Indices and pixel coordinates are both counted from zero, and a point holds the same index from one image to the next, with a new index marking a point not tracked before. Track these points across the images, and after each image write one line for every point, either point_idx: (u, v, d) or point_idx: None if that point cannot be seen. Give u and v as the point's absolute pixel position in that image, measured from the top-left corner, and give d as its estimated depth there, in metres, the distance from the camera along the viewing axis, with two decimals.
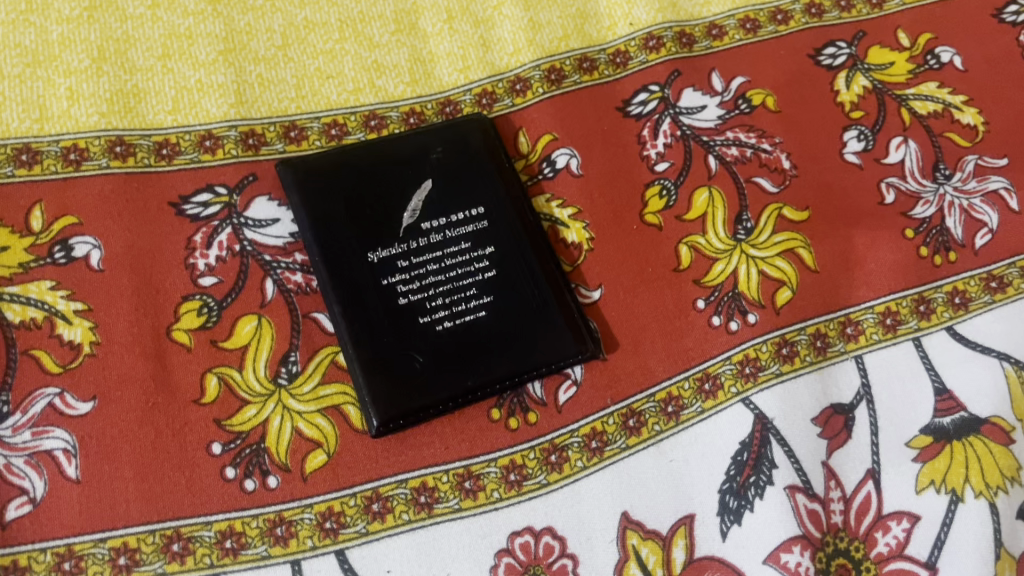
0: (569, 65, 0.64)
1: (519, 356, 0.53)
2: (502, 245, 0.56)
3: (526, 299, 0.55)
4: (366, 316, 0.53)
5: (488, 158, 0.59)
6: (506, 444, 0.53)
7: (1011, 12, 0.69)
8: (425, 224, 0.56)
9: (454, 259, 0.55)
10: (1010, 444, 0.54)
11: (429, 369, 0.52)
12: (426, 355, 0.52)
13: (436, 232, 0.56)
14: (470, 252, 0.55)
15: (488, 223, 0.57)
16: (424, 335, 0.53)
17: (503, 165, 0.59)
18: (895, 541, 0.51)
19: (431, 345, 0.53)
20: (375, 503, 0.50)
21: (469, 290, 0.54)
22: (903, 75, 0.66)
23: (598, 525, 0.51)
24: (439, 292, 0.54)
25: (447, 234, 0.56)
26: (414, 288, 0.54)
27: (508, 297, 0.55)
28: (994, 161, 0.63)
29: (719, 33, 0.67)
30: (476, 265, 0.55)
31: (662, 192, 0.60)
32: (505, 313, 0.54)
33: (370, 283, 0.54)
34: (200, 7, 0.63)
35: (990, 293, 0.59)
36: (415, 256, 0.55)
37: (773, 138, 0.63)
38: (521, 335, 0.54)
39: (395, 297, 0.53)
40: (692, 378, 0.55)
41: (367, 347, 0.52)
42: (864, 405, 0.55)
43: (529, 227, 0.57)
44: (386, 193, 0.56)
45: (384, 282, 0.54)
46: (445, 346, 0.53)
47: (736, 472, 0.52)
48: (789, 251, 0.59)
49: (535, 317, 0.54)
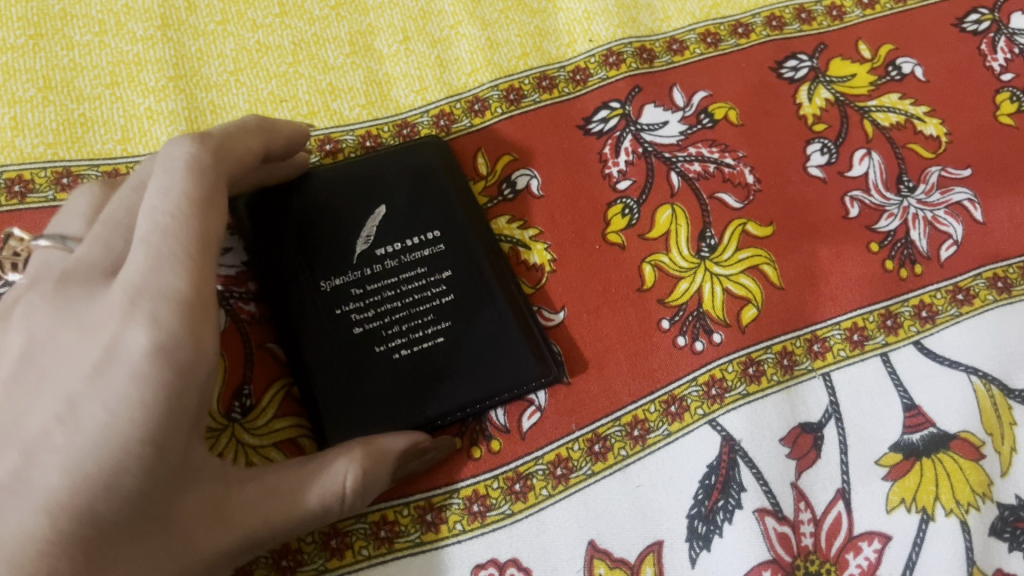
0: (527, 84, 0.63)
1: (480, 382, 0.52)
2: (460, 268, 0.55)
3: (485, 322, 0.53)
4: (320, 346, 0.51)
5: (444, 179, 0.58)
6: (468, 475, 0.51)
7: (972, 21, 0.68)
8: (379, 250, 0.54)
9: (411, 284, 0.54)
10: (980, 459, 0.54)
11: (386, 398, 0.51)
12: (382, 385, 0.51)
13: (391, 258, 0.54)
14: (427, 276, 0.54)
15: (445, 246, 0.55)
16: (381, 364, 0.51)
17: (459, 188, 0.58)
18: (866, 561, 0.51)
19: (389, 373, 0.51)
20: (333, 539, 0.49)
21: (426, 316, 0.53)
22: (865, 87, 0.65)
23: (564, 555, 0.50)
24: (395, 319, 0.53)
25: (402, 259, 0.54)
26: (369, 316, 0.53)
27: (467, 321, 0.53)
28: (957, 171, 0.62)
29: (679, 48, 0.66)
30: (433, 290, 0.54)
31: (624, 211, 0.59)
32: (465, 338, 0.53)
33: (324, 312, 0.52)
34: (149, 32, 0.61)
35: (957, 305, 0.58)
36: (370, 284, 0.53)
37: (736, 152, 0.62)
38: (482, 360, 0.52)
39: (349, 325, 0.52)
40: (658, 401, 0.54)
41: (322, 379, 0.51)
42: (833, 423, 0.54)
43: (487, 250, 0.56)
44: (339, 218, 0.55)
45: (338, 311, 0.52)
46: (403, 374, 0.51)
47: (704, 497, 0.51)
48: (755, 268, 0.58)
49: (495, 339, 0.53)
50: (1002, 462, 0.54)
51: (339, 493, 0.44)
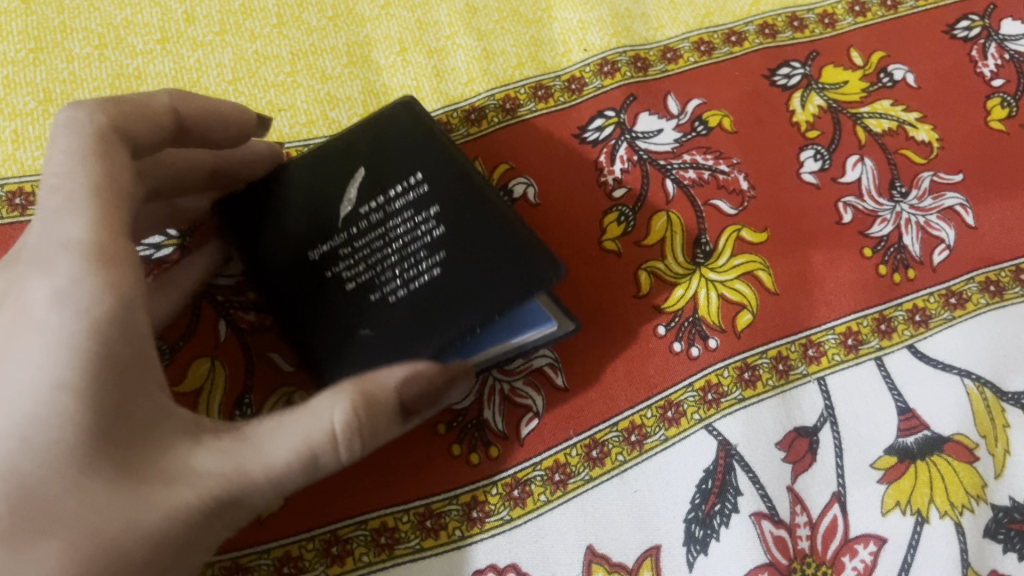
0: (523, 93, 0.64)
1: (484, 302, 0.47)
2: (447, 201, 0.50)
3: (481, 246, 0.48)
4: (318, 314, 0.49)
5: (418, 122, 0.53)
6: (467, 481, 0.52)
7: (962, 28, 0.69)
8: (361, 207, 0.51)
9: (399, 231, 0.50)
10: (974, 461, 0.54)
11: (390, 349, 0.47)
12: (386, 335, 0.47)
13: (374, 211, 0.50)
14: (414, 218, 0.50)
15: (428, 185, 0.51)
16: (380, 316, 0.48)
17: (433, 129, 0.53)
18: (862, 564, 0.51)
19: (388, 322, 0.48)
20: (334, 546, 0.50)
21: (420, 255, 0.49)
22: (857, 94, 0.66)
23: (563, 559, 0.50)
24: (389, 269, 0.49)
25: (386, 210, 0.50)
26: (362, 272, 0.49)
27: (463, 249, 0.48)
28: (949, 177, 0.63)
29: (674, 56, 0.67)
30: (422, 230, 0.49)
31: (620, 218, 0.60)
32: (463, 266, 0.48)
33: (314, 281, 0.49)
34: (149, 45, 0.62)
35: (950, 309, 0.59)
36: (357, 242, 0.50)
37: (730, 159, 0.63)
38: (483, 282, 0.47)
39: (343, 287, 0.49)
40: (655, 406, 0.55)
41: (324, 347, 0.48)
42: (828, 426, 0.54)
43: (473, 179, 0.51)
44: (317, 185, 0.52)
45: (329, 275, 0.49)
46: (404, 319, 0.48)
47: (701, 501, 0.52)
48: (749, 274, 0.58)
49: (494, 262, 0.48)
50: (995, 464, 0.54)
51: (329, 435, 0.41)
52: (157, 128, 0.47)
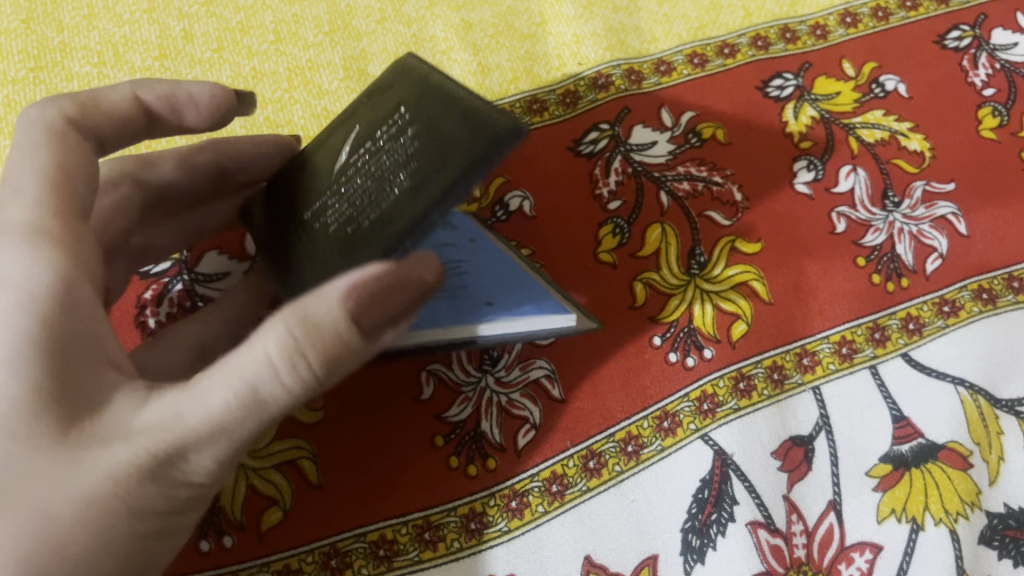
0: (518, 107, 0.65)
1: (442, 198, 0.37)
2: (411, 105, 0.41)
3: (436, 136, 0.38)
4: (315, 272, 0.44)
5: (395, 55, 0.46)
6: (465, 492, 0.52)
7: (953, 38, 0.70)
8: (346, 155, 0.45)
9: (372, 158, 0.42)
10: (968, 468, 0.55)
11: None
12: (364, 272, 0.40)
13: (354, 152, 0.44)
14: (386, 137, 0.42)
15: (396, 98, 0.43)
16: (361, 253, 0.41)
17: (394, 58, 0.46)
18: (859, 572, 0.52)
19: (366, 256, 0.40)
20: (334, 558, 0.50)
21: (387, 173, 0.41)
22: (849, 105, 0.67)
23: (561, 570, 0.51)
24: (365, 201, 0.42)
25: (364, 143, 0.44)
26: (345, 214, 0.43)
27: (422, 148, 0.39)
28: (941, 186, 0.63)
29: (667, 69, 0.67)
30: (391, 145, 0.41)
31: (615, 230, 0.61)
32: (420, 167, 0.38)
33: (309, 241, 0.45)
34: (147, 63, 0.63)
35: (944, 317, 0.59)
36: (342, 188, 0.44)
37: (724, 170, 0.63)
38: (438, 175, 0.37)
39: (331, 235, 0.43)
40: (651, 417, 0.55)
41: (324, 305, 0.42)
42: (823, 435, 0.55)
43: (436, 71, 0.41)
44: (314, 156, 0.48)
45: (320, 230, 0.44)
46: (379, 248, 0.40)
47: (698, 510, 0.52)
48: (744, 284, 0.59)
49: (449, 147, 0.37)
50: (990, 471, 0.55)
51: (266, 365, 0.36)
52: (127, 125, 0.47)
